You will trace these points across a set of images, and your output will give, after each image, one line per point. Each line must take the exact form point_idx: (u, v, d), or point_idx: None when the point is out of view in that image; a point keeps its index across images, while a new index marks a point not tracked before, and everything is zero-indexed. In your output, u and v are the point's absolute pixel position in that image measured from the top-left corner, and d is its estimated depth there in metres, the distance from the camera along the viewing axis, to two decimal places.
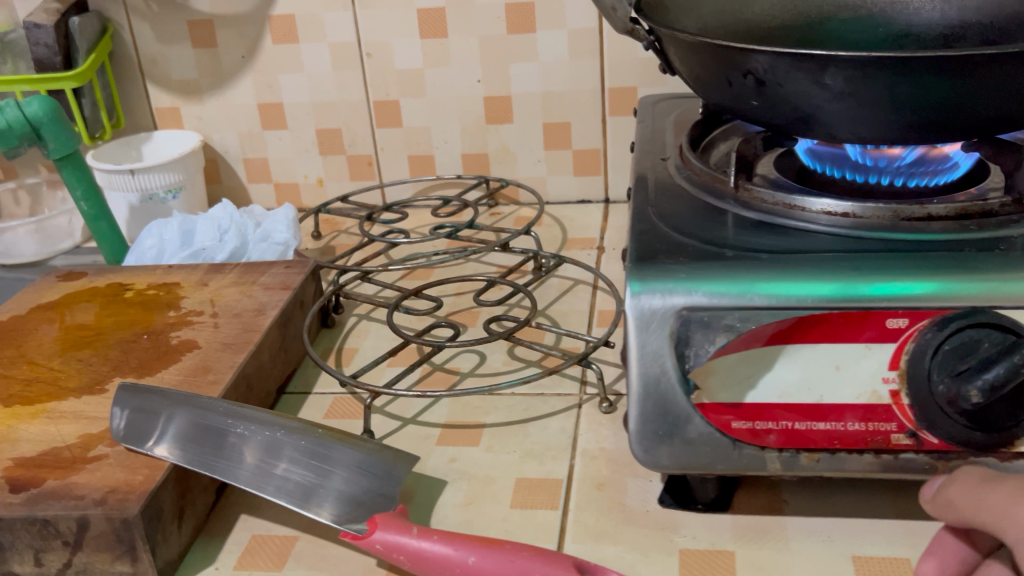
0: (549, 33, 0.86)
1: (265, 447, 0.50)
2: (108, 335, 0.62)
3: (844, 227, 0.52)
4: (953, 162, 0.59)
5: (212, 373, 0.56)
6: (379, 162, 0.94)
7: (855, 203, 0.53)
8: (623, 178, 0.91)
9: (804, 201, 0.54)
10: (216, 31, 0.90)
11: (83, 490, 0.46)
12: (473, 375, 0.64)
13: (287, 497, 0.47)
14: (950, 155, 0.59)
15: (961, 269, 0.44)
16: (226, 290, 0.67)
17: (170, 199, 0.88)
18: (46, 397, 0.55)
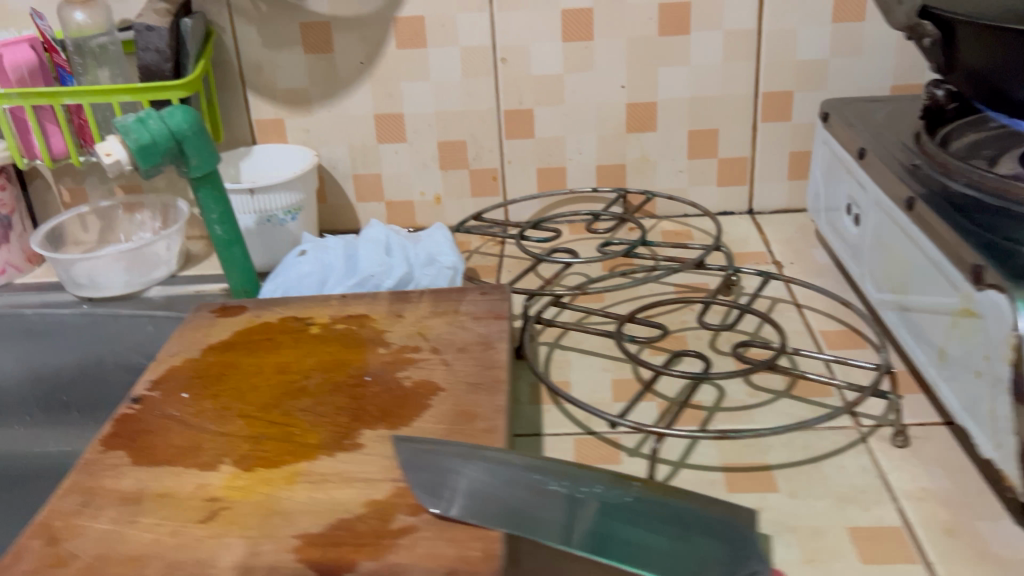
0: (704, 35, 0.80)
1: (553, 499, 0.42)
2: (321, 379, 0.53)
3: None
4: None
5: (480, 420, 0.48)
6: (505, 176, 0.87)
7: None
8: (771, 188, 0.86)
9: None
10: (333, 35, 0.81)
11: (414, 572, 0.38)
12: (722, 410, 0.57)
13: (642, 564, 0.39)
14: None
15: None
16: (429, 321, 0.59)
17: (288, 220, 0.80)
18: (292, 458, 0.46)
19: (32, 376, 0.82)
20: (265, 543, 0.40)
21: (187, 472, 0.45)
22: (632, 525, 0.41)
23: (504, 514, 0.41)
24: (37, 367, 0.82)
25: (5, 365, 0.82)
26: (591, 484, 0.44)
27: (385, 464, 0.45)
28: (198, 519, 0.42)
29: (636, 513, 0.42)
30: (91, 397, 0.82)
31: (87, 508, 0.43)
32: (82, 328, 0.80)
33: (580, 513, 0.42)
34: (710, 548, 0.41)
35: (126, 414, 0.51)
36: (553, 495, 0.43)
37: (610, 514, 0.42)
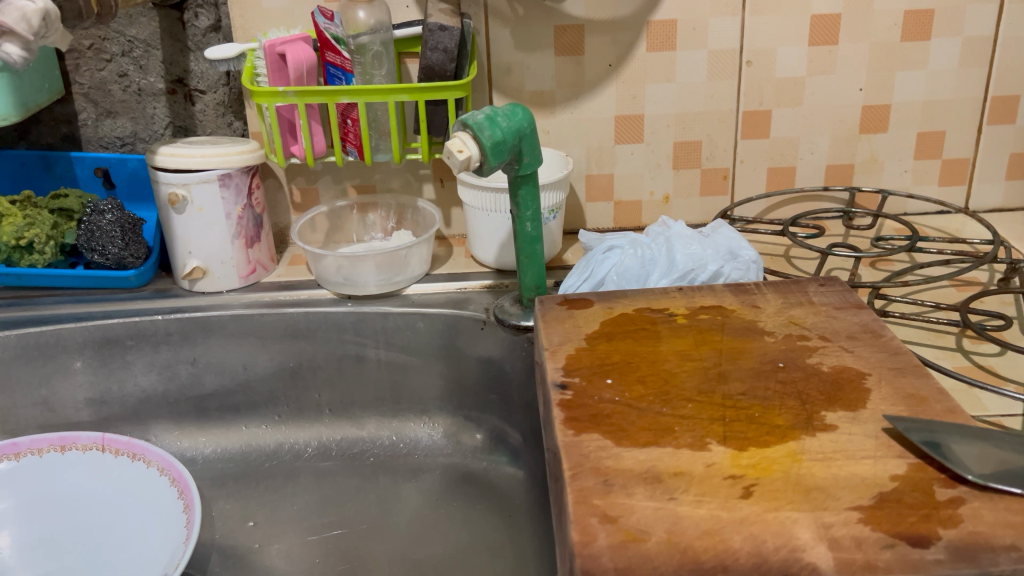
0: (943, 41, 0.84)
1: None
2: (735, 366, 0.55)
3: None
4: None
5: (935, 401, 0.50)
6: (735, 175, 0.89)
7: None
8: (989, 187, 0.90)
9: None
10: (586, 38, 0.83)
11: (1002, 538, 0.40)
12: None
13: None
14: None
15: None
16: (794, 311, 0.61)
17: (550, 219, 0.82)
18: (778, 438, 0.48)
19: (286, 374, 0.83)
20: (828, 515, 0.42)
21: (686, 452, 0.47)
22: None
23: (1022, 479, 0.43)
24: (294, 366, 0.82)
25: (260, 363, 0.82)
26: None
27: (879, 441, 0.47)
28: (738, 495, 0.44)
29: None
30: (344, 396, 0.83)
31: (614, 487, 0.45)
32: (345, 326, 0.80)
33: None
34: None
35: (564, 399, 0.53)
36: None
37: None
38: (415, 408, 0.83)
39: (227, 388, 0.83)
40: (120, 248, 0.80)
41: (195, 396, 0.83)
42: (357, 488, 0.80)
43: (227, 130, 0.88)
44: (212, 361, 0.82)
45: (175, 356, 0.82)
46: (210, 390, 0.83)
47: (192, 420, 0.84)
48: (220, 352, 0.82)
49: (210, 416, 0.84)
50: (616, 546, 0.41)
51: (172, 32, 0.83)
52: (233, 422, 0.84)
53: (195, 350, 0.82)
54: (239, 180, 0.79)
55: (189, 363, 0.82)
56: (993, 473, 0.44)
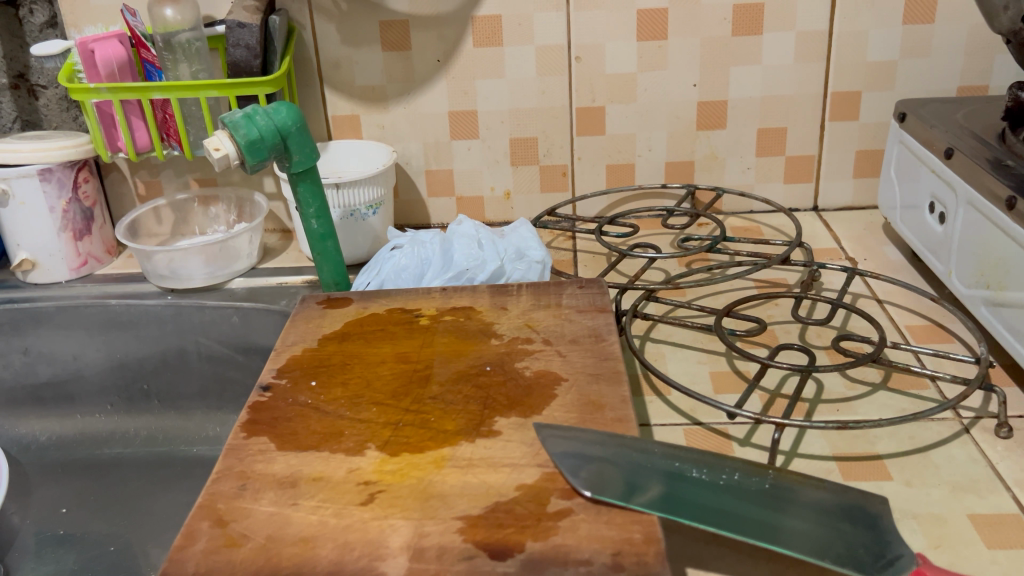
0: (776, 36, 0.82)
1: (791, 509, 0.43)
2: (444, 369, 0.55)
3: None
4: None
5: (609, 410, 0.50)
6: (574, 172, 0.89)
7: None
8: (837, 185, 0.88)
9: None
10: (411, 33, 0.83)
11: (581, 553, 0.40)
12: (824, 403, 0.59)
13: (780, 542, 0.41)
14: None
15: None
16: (536, 313, 0.61)
17: (370, 215, 0.81)
18: (436, 444, 0.48)
19: (114, 365, 0.85)
20: (430, 525, 0.42)
21: (336, 457, 0.47)
22: (864, 525, 0.44)
23: (772, 531, 0.41)
24: (121, 357, 0.85)
25: (90, 355, 0.85)
26: (807, 492, 0.45)
27: (528, 450, 0.47)
28: (358, 502, 0.44)
29: (857, 514, 0.44)
30: (171, 387, 0.85)
31: (246, 491, 0.45)
32: (165, 319, 0.82)
33: (822, 521, 0.43)
34: (850, 531, 0.43)
35: (258, 401, 0.53)
36: (786, 504, 0.44)
37: (844, 519, 0.44)
38: (237, 401, 0.84)
39: (59, 377, 0.86)
40: None
41: (29, 385, 0.86)
42: (176, 479, 0.81)
43: (72, 124, 0.89)
44: (43, 351, 0.84)
45: (5, 346, 0.84)
46: (43, 378, 0.85)
47: (26, 409, 0.86)
48: (50, 342, 0.84)
49: (44, 405, 0.86)
50: (209, 550, 0.41)
51: (9, 29, 0.85)
52: (65, 412, 0.86)
53: (25, 341, 0.84)
54: (61, 174, 0.81)
55: (20, 353, 0.84)
56: (742, 527, 0.41)
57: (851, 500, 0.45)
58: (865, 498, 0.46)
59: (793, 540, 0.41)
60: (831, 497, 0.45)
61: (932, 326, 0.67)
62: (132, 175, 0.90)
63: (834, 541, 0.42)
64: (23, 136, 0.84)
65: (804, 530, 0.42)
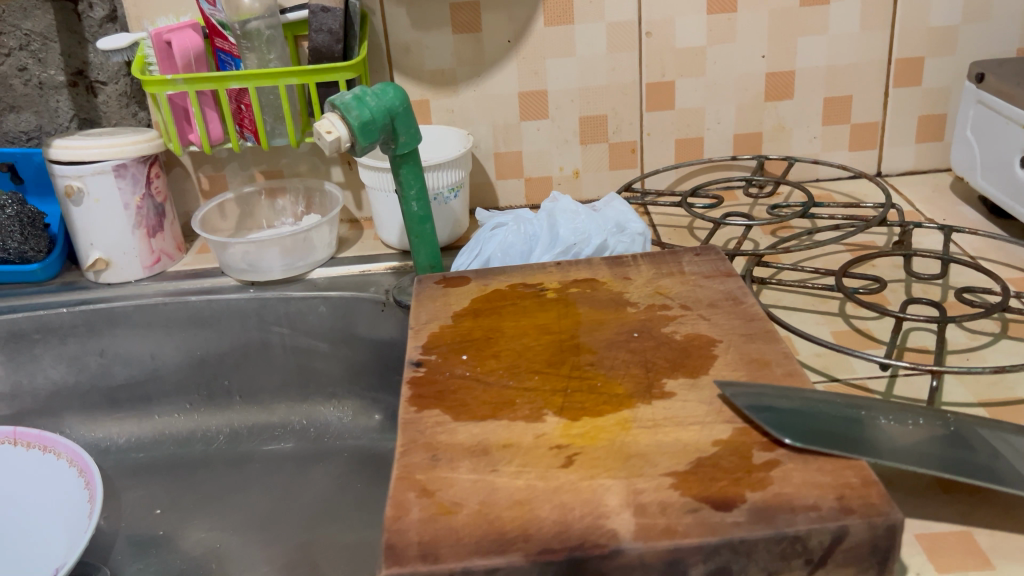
0: (843, 5, 0.83)
1: (904, 433, 0.45)
2: (590, 338, 0.55)
3: None
4: None
5: (776, 366, 0.50)
6: (643, 148, 0.89)
7: None
8: (900, 150, 0.89)
9: None
10: (482, 15, 0.83)
11: (804, 499, 0.40)
12: (952, 353, 0.60)
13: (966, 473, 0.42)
14: None
15: None
16: (663, 281, 0.61)
17: (452, 198, 0.81)
18: (613, 407, 0.48)
19: (193, 363, 0.84)
20: (641, 482, 0.42)
21: (518, 425, 0.47)
22: (979, 447, 0.45)
23: (886, 451, 0.43)
24: (201, 354, 0.83)
25: (168, 353, 0.83)
26: (917, 418, 0.46)
27: (711, 407, 0.47)
28: (558, 465, 0.44)
29: (969, 437, 0.45)
30: (253, 382, 0.84)
31: (439, 462, 0.45)
32: (248, 312, 0.81)
33: (976, 447, 0.45)
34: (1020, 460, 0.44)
35: (416, 376, 0.53)
36: (937, 433, 0.45)
37: (955, 440, 0.45)
38: (323, 391, 0.84)
39: (137, 377, 0.84)
40: (19, 243, 0.80)
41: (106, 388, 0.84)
42: (268, 473, 0.80)
43: (132, 120, 0.88)
44: (120, 351, 0.82)
45: (81, 348, 0.82)
46: (120, 380, 0.84)
47: (104, 412, 0.84)
48: (128, 341, 0.82)
49: (122, 407, 0.84)
50: (426, 519, 0.41)
51: (68, 25, 0.83)
52: (144, 413, 0.84)
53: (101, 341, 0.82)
54: (135, 170, 0.79)
55: (95, 355, 0.82)
56: (856, 447, 0.43)
57: (958, 424, 0.46)
58: (974, 423, 0.47)
59: (905, 459, 0.42)
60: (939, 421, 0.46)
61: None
62: (196, 171, 0.88)
63: (1006, 467, 0.44)
64: (90, 133, 0.83)
65: (981, 460, 0.44)
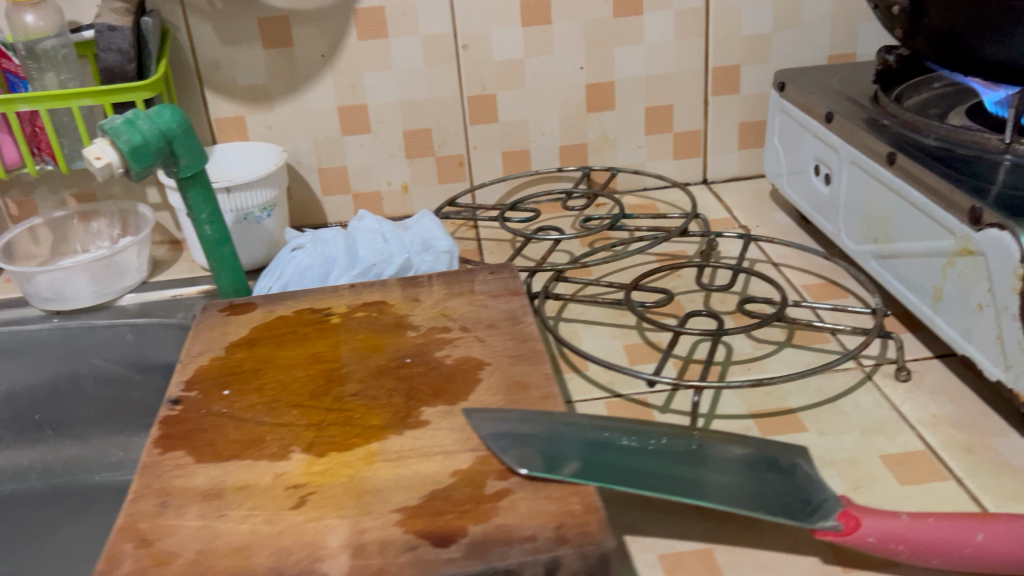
0: (655, 15, 0.84)
1: (718, 464, 0.45)
2: (360, 365, 0.54)
3: None
4: None
5: (535, 389, 0.50)
6: (471, 161, 0.88)
7: None
8: (724, 158, 0.91)
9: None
10: (292, 29, 0.81)
11: (524, 530, 0.40)
12: (734, 364, 0.61)
13: (721, 500, 0.42)
14: None
15: None
16: (451, 302, 0.60)
17: (264, 217, 0.79)
18: (363, 439, 0.47)
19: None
20: (367, 520, 0.41)
21: (260, 463, 0.45)
22: (763, 474, 0.45)
23: (706, 487, 0.43)
24: (7, 390, 0.78)
25: None
26: (727, 447, 0.47)
27: (458, 436, 0.46)
28: (289, 506, 0.42)
29: (755, 464, 0.46)
30: (67, 415, 0.80)
31: (168, 508, 0.43)
32: (53, 344, 0.78)
33: (736, 473, 0.45)
34: (778, 483, 0.45)
35: (170, 415, 0.50)
36: (699, 460, 0.45)
37: (741, 469, 0.45)
38: (139, 423, 0.80)
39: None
40: None
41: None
42: (83, 509, 0.76)
43: None
44: None
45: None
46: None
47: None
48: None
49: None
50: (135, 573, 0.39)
51: None
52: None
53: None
54: None
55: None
56: (675, 486, 0.43)
57: (768, 451, 0.47)
58: (758, 450, 0.47)
59: (727, 494, 0.43)
60: (750, 449, 0.47)
61: (826, 283, 0.70)
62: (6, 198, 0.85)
63: (763, 490, 0.44)
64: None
65: (736, 484, 0.44)
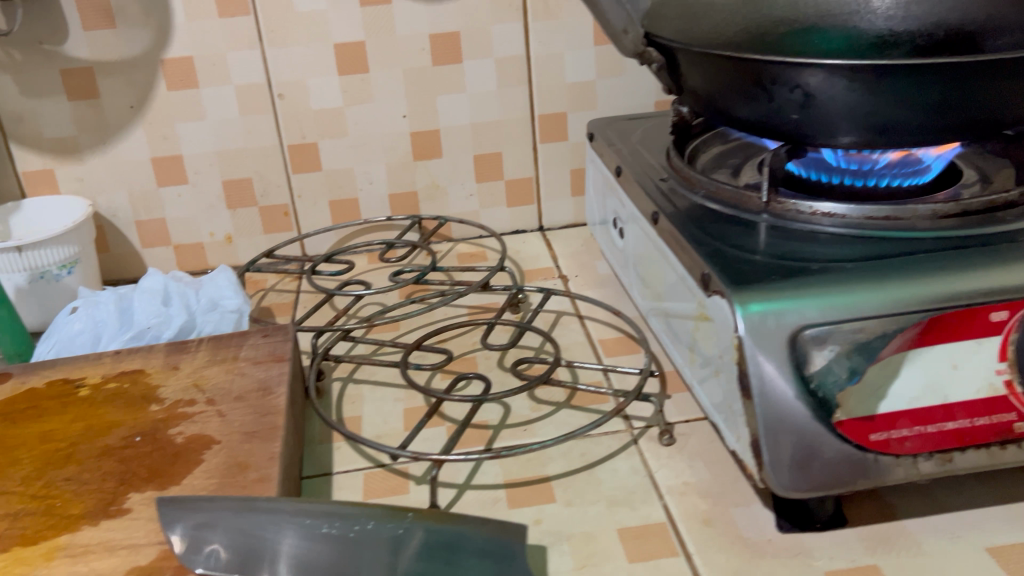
0: (476, 63, 0.83)
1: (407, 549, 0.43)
2: (88, 445, 0.51)
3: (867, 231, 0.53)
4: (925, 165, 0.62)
5: (253, 469, 0.48)
6: (297, 211, 0.86)
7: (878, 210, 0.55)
8: (558, 205, 0.91)
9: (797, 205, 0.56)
10: (97, 80, 0.78)
11: None
12: (508, 428, 0.59)
13: None
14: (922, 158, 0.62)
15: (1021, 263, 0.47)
16: (209, 370, 0.58)
17: (64, 275, 0.76)
18: (53, 532, 0.44)
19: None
20: None
21: None
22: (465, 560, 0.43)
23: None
24: None
25: None
26: (439, 528, 0.45)
27: (153, 526, 0.44)
28: None
29: (461, 547, 0.44)
30: None
31: None
32: None
33: (434, 562, 0.43)
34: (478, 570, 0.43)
35: None
36: (398, 548, 0.43)
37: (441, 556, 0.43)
38: None
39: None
40: None
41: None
42: None
43: None
44: None
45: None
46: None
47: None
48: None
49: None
50: None
51: None
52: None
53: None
54: None
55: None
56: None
57: (484, 531, 0.45)
58: (472, 529, 0.45)
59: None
60: (462, 530, 0.45)
61: (624, 338, 0.69)
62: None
63: None
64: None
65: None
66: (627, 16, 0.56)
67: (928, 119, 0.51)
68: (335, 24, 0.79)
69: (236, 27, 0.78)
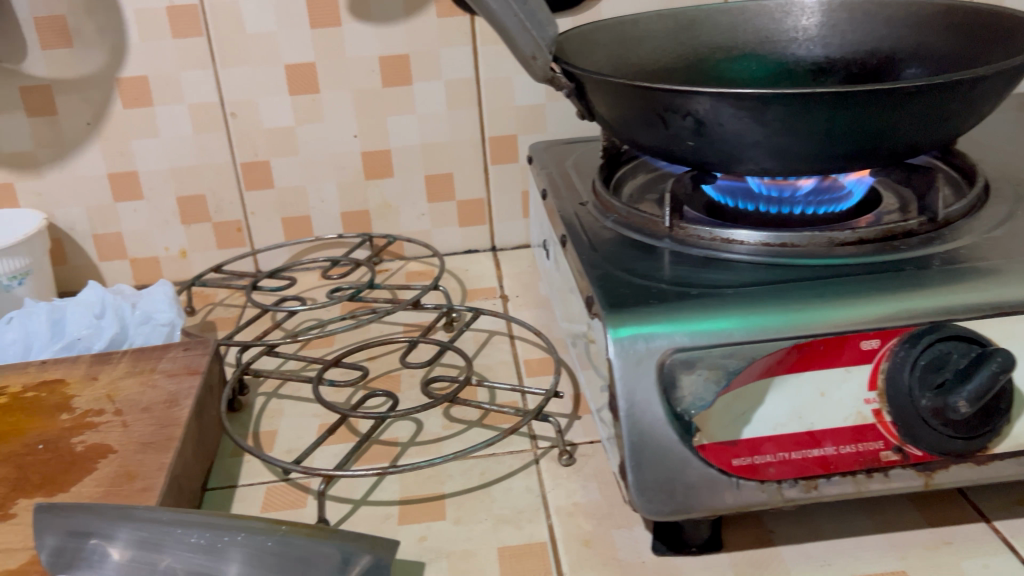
0: (426, 85, 0.84)
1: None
2: None
3: (766, 256, 0.54)
4: (848, 191, 0.61)
5: (139, 480, 0.49)
6: (250, 227, 0.88)
7: (776, 234, 0.55)
8: (510, 225, 0.92)
9: (698, 230, 0.57)
10: (56, 98, 0.80)
11: None
12: (415, 445, 0.60)
13: None
14: (845, 184, 0.61)
15: (902, 291, 0.47)
16: (124, 381, 0.60)
17: (15, 286, 0.78)
18: None
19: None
20: None
21: None
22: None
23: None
24: None
25: None
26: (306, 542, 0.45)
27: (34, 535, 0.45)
28: None
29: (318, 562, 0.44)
30: None
31: None
32: None
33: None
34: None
35: None
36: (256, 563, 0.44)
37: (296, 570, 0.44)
38: None
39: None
40: None
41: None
42: None
43: None
44: None
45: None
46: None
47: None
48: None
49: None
50: None
51: None
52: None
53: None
54: None
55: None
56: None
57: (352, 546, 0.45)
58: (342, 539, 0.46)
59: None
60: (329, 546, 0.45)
61: (549, 357, 0.70)
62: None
63: None
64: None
65: None
66: (534, 42, 0.57)
67: (822, 148, 0.51)
68: (284, 45, 0.81)
69: (188, 47, 0.80)
